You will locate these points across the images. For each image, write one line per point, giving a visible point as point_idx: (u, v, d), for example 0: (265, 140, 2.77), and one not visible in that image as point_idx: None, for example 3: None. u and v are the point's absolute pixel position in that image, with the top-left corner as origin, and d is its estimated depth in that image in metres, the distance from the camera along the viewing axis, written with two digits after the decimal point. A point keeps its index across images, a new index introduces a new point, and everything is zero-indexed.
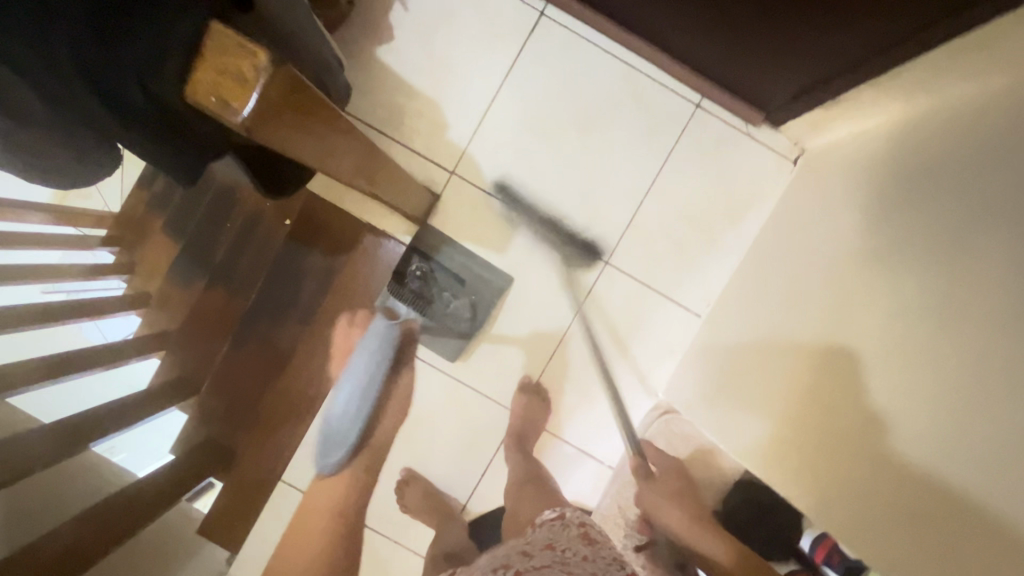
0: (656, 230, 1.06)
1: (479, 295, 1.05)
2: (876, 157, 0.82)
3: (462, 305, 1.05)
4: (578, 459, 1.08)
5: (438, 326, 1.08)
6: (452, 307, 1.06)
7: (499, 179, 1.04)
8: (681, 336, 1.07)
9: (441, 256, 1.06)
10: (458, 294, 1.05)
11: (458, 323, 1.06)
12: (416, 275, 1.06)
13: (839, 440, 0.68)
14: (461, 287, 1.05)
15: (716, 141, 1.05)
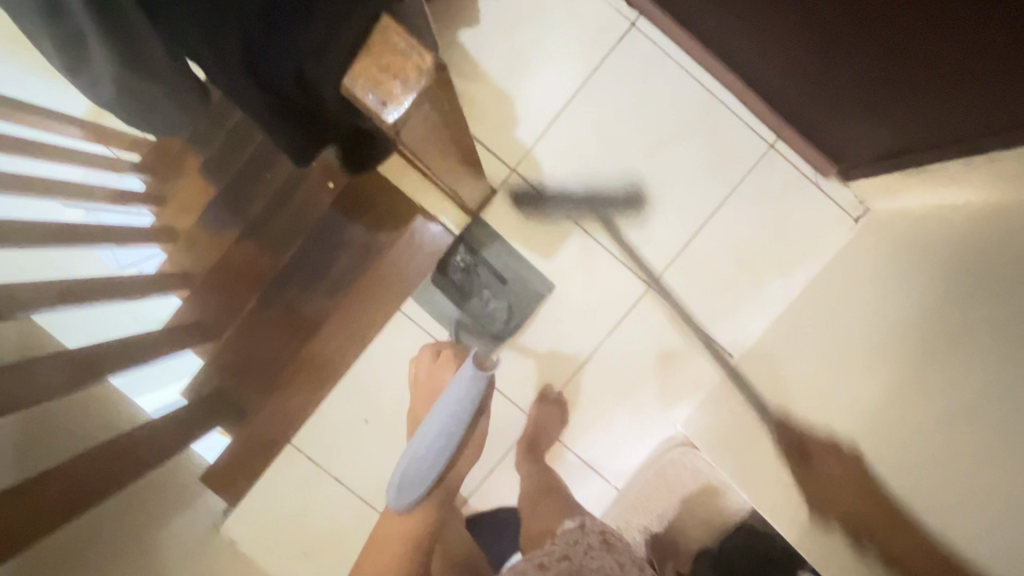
0: (706, 263, 1.04)
1: (518, 300, 1.05)
2: (944, 235, 0.80)
3: (500, 307, 1.06)
4: (585, 474, 1.08)
5: (472, 324, 1.07)
6: (489, 307, 1.06)
7: (559, 183, 1.03)
8: (710, 373, 1.06)
9: (487, 253, 1.06)
10: (498, 294, 1.05)
11: (492, 324, 1.06)
12: (461, 267, 1.06)
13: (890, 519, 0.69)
14: (501, 289, 1.05)
15: (781, 184, 1.03)
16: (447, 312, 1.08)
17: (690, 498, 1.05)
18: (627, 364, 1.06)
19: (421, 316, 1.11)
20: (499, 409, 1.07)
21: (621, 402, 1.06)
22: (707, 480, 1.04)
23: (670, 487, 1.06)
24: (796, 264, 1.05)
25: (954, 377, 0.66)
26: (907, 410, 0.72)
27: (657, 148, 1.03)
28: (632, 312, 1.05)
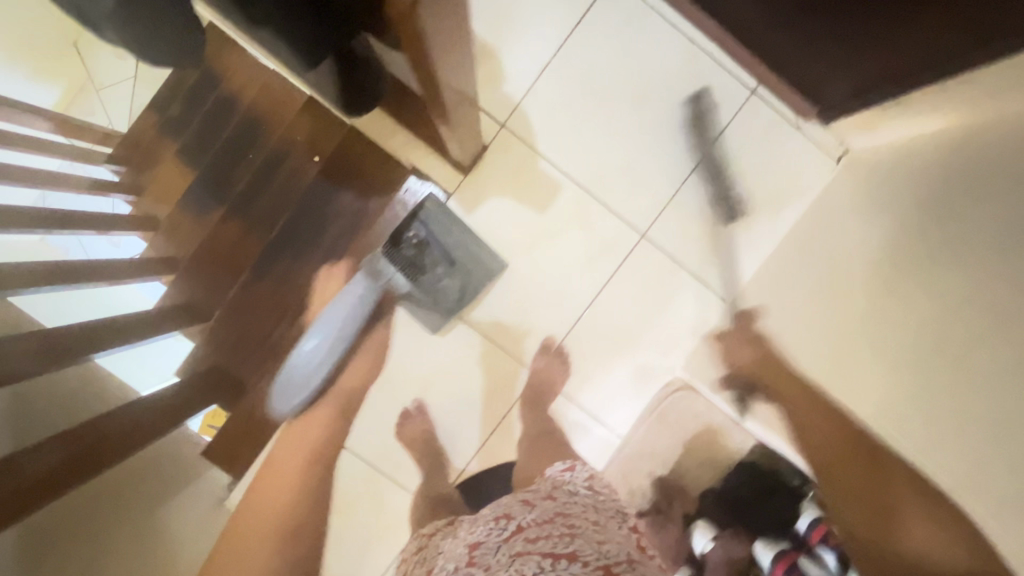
0: (696, 209, 1.06)
1: (468, 281, 1.04)
2: (926, 163, 0.84)
3: (447, 286, 1.04)
4: (588, 426, 1.09)
5: (421, 300, 1.05)
6: (438, 285, 1.04)
7: (549, 137, 1.03)
8: (706, 318, 1.08)
9: (437, 230, 1.03)
10: (451, 273, 1.03)
11: (437, 302, 1.04)
12: (412, 243, 1.01)
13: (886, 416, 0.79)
14: (453, 269, 1.03)
15: (765, 129, 1.05)
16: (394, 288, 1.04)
17: (691, 440, 1.08)
18: (623, 315, 1.07)
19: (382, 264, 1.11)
20: (501, 365, 1.09)
21: (620, 351, 1.08)
22: (706, 422, 1.07)
23: (672, 431, 1.08)
24: (785, 207, 1.07)
25: (928, 287, 0.74)
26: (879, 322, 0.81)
27: (645, 98, 1.04)
28: (626, 263, 1.07)
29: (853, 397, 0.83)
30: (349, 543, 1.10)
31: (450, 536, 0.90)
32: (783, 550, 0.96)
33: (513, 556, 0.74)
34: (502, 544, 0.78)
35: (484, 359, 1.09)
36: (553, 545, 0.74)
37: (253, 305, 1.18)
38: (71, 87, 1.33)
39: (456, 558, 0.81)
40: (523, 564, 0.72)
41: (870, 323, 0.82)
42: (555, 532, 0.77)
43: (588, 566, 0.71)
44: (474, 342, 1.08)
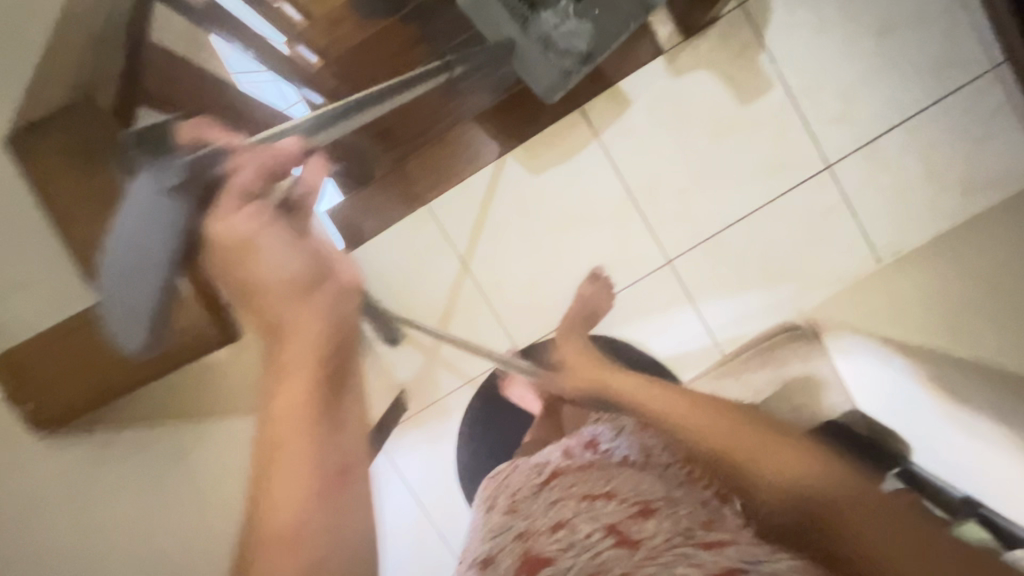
0: (889, 162, 1.03)
1: (602, 5, 0.90)
2: None
3: (573, 26, 0.90)
4: (695, 327, 1.08)
5: (528, 47, 0.92)
6: (561, 27, 0.90)
7: (781, 34, 1.00)
8: (851, 270, 1.06)
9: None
10: (570, 15, 0.90)
11: (558, 63, 0.92)
12: None
13: None
14: (582, 7, 0.89)
15: (997, 109, 1.00)
16: (506, 28, 0.91)
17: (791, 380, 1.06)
18: (776, 233, 1.05)
19: (532, 71, 0.95)
20: (637, 239, 1.07)
21: (757, 269, 1.07)
22: (814, 370, 1.05)
23: (775, 367, 1.06)
24: (981, 191, 1.02)
25: None
26: None
27: (891, 33, 0.99)
28: (798, 188, 1.04)
29: None
30: (429, 348, 1.11)
31: (498, 485, 0.76)
32: None
33: (552, 501, 0.58)
34: (541, 491, 0.63)
35: (623, 229, 1.07)
36: (590, 491, 0.57)
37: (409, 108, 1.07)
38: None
39: (500, 510, 0.66)
40: (563, 509, 0.55)
41: None
42: (598, 478, 0.61)
43: (626, 505, 0.53)
44: (624, 207, 1.06)
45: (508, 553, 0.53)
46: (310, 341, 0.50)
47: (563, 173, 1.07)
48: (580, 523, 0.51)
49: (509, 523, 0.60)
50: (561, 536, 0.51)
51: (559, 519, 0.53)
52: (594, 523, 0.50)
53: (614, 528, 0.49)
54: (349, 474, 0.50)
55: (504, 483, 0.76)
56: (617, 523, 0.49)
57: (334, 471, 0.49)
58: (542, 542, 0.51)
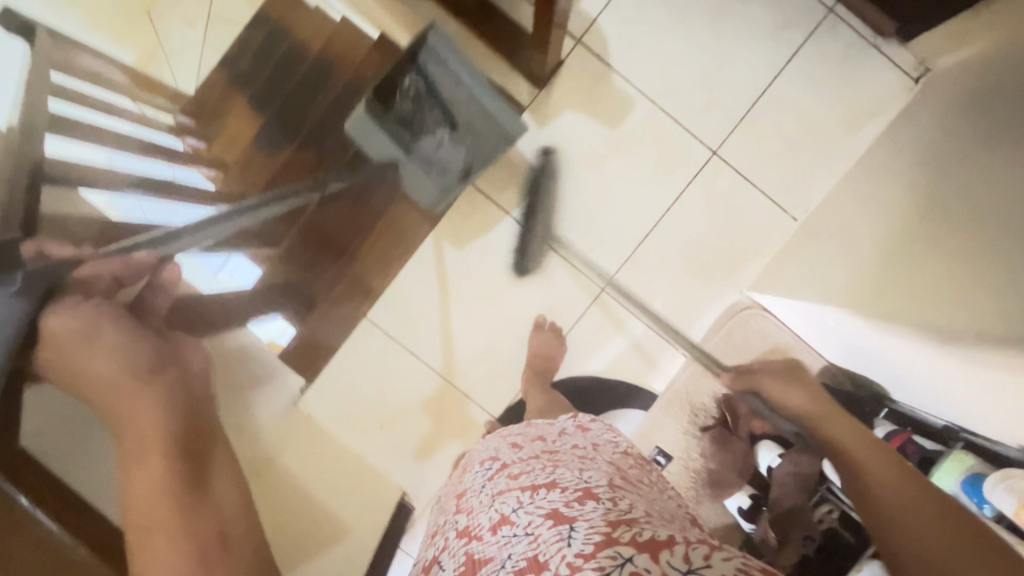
0: (770, 129, 1.07)
1: (475, 131, 0.99)
2: (1004, 67, 0.81)
3: (452, 153, 1.00)
4: (653, 341, 1.11)
5: (414, 167, 1.00)
6: (439, 151, 0.99)
7: (626, 54, 1.06)
8: (775, 239, 1.09)
9: (438, 84, 0.97)
10: (449, 139, 0.99)
11: (440, 180, 1.01)
12: (409, 92, 0.96)
13: (938, 293, 0.76)
14: (459, 136, 0.99)
15: (844, 49, 1.05)
16: (391, 152, 0.97)
17: (759, 358, 1.07)
18: (692, 228, 1.09)
19: (415, 184, 1.05)
20: (566, 278, 1.11)
21: (687, 266, 1.09)
22: (775, 341, 1.07)
23: (738, 351, 1.08)
24: (860, 126, 1.06)
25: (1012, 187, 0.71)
26: (954, 226, 0.77)
27: (721, 19, 1.05)
28: (695, 180, 1.08)
29: (897, 289, 0.83)
30: (416, 445, 1.14)
31: (462, 474, 0.75)
32: None
33: (495, 494, 0.60)
34: (487, 484, 0.64)
35: (551, 274, 1.11)
36: (534, 479, 0.60)
37: (323, 236, 1.13)
38: (143, 51, 1.37)
39: (445, 510, 0.68)
40: (504, 502, 0.58)
41: (943, 220, 0.80)
42: (541, 467, 0.63)
43: (567, 492, 0.56)
44: (545, 254, 1.11)
45: (452, 554, 0.56)
46: (143, 419, 0.63)
47: (479, 244, 1.12)
48: (521, 516, 0.54)
49: (454, 519, 0.62)
50: (504, 529, 0.54)
51: (500, 513, 0.56)
52: (534, 514, 0.54)
53: (555, 515, 0.52)
54: (227, 541, 0.58)
55: (464, 469, 0.75)
56: (557, 511, 0.53)
57: (214, 537, 0.58)
58: (484, 543, 0.54)
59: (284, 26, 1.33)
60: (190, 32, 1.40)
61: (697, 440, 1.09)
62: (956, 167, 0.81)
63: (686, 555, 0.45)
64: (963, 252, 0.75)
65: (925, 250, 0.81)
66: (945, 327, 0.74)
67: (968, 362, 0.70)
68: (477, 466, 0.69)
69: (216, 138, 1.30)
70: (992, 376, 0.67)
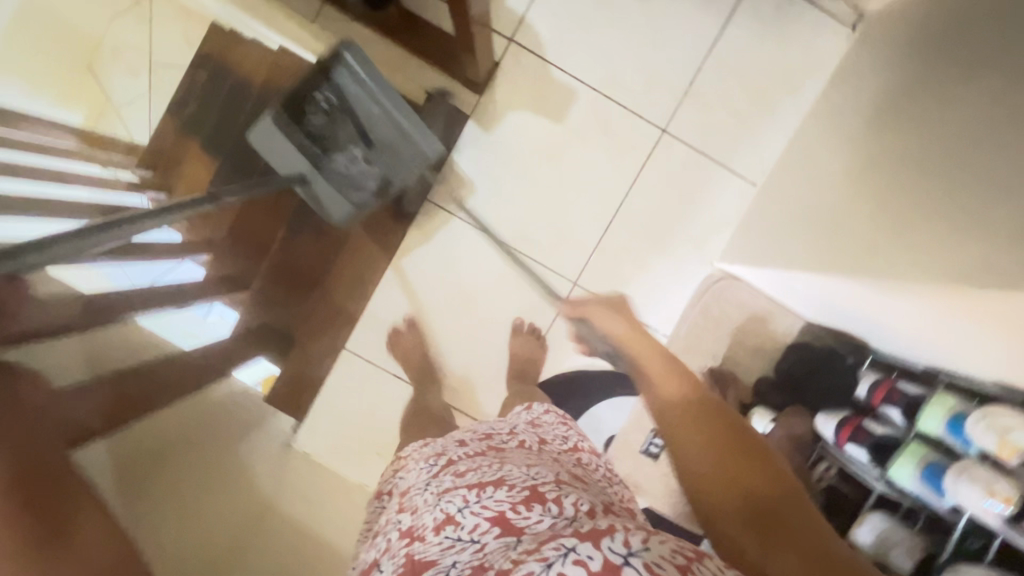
0: (715, 98, 1.06)
1: (389, 152, 0.97)
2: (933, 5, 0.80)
3: (367, 171, 0.98)
4: (632, 326, 1.11)
5: (329, 182, 0.99)
6: (352, 167, 0.98)
7: (560, 46, 1.05)
8: (736, 206, 1.08)
9: (349, 100, 0.93)
10: (363, 156, 0.97)
11: (353, 194, 1.00)
12: (321, 106, 0.93)
13: (887, 235, 0.73)
14: (372, 155, 0.97)
15: (776, 7, 1.04)
16: (298, 165, 0.97)
17: (739, 327, 1.08)
18: (654, 208, 1.08)
19: (326, 197, 1.01)
20: (537, 277, 1.11)
21: (655, 247, 1.09)
22: (752, 308, 1.07)
23: (718, 323, 1.08)
24: (803, 82, 1.05)
25: (942, 121, 0.70)
26: (895, 169, 0.76)
27: None
28: (649, 161, 1.07)
29: (846, 238, 0.80)
30: None
31: (402, 478, 0.77)
32: (844, 417, 0.93)
33: (440, 493, 0.63)
34: (432, 482, 0.67)
35: (521, 275, 1.11)
36: (480, 477, 0.62)
37: (289, 274, 1.12)
38: (92, 108, 1.25)
39: (398, 505, 0.70)
40: (450, 501, 0.60)
41: (885, 163, 0.78)
42: (488, 463, 0.65)
43: (515, 491, 0.57)
44: (511, 258, 1.10)
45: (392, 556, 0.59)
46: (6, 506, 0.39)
47: (444, 257, 1.11)
48: (466, 517, 0.56)
49: (396, 520, 0.65)
50: (446, 531, 0.56)
51: (444, 513, 0.58)
52: (480, 514, 0.56)
53: (500, 521, 0.54)
54: None
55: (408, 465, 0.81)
56: (502, 514, 0.54)
57: None
58: (426, 545, 0.57)
59: (223, 62, 1.29)
60: (134, 83, 1.31)
61: None
62: (894, 110, 0.81)
63: (625, 540, 0.43)
64: (905, 189, 0.73)
65: (869, 193, 0.79)
66: (892, 263, 0.71)
67: (920, 300, 0.68)
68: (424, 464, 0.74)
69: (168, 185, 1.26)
70: (948, 312, 0.64)
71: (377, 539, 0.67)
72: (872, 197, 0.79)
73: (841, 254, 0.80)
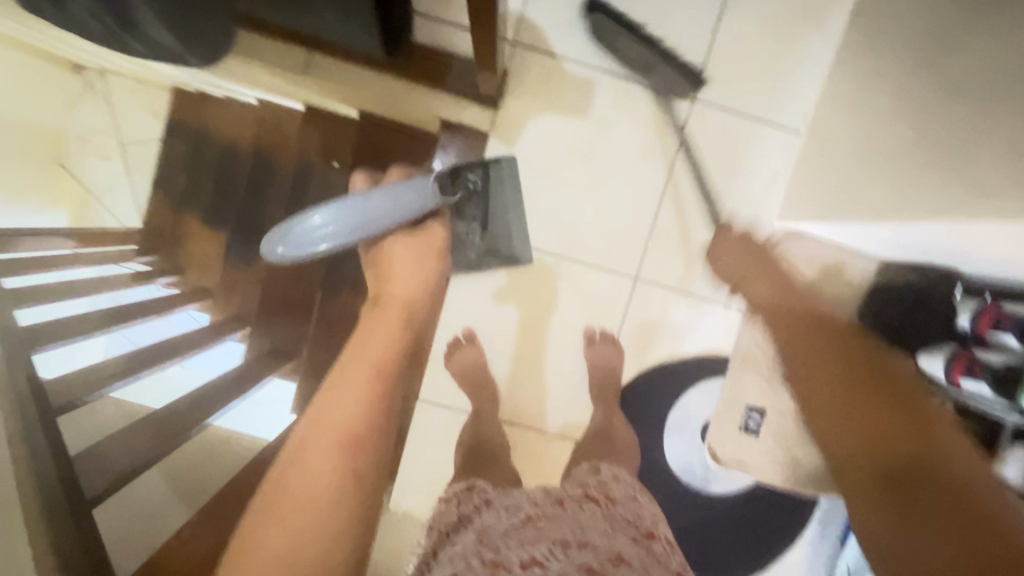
0: (738, 51, 1.00)
1: (503, 233, 1.03)
2: None
3: (475, 247, 1.02)
4: (705, 306, 1.07)
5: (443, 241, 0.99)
6: (464, 236, 1.01)
7: (566, 36, 0.98)
8: (785, 159, 1.03)
9: (493, 189, 1.01)
10: (478, 234, 1.02)
11: (462, 257, 1.02)
12: (469, 183, 0.96)
13: (943, 159, 0.66)
14: (488, 235, 1.02)
15: None
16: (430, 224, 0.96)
17: (815, 281, 1.03)
18: (700, 181, 1.03)
19: None
20: (594, 280, 1.06)
21: (710, 221, 1.04)
22: (823, 261, 1.03)
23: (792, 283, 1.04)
24: (828, 12, 0.98)
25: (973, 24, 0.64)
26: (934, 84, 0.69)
27: None
28: (685, 133, 1.01)
29: (900, 168, 0.73)
30: None
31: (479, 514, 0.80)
32: (952, 353, 0.87)
33: (522, 538, 0.67)
34: (516, 528, 0.71)
35: (577, 282, 1.06)
36: (567, 535, 0.68)
37: None
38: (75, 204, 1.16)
39: (467, 543, 0.71)
40: (535, 545, 0.65)
41: (924, 75, 0.71)
42: (570, 522, 0.72)
43: (600, 554, 0.66)
44: (563, 267, 1.05)
45: None
46: None
47: (493, 282, 1.06)
48: (553, 563, 0.62)
49: (475, 550, 0.67)
50: (534, 571, 0.62)
51: (531, 554, 0.64)
52: (566, 562, 0.63)
53: (588, 572, 0.62)
54: None
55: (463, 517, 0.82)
56: (589, 568, 0.62)
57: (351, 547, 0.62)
58: (511, 573, 0.62)
59: (201, 128, 1.22)
60: (108, 165, 1.22)
61: (784, 384, 1.04)
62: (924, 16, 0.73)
63: None
64: (950, 98, 0.66)
65: (913, 110, 0.72)
66: (956, 189, 0.65)
67: (1006, 232, 0.60)
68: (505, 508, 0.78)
69: (189, 271, 1.22)
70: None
71: (437, 566, 0.70)
72: (917, 114, 0.71)
73: (900, 185, 0.74)
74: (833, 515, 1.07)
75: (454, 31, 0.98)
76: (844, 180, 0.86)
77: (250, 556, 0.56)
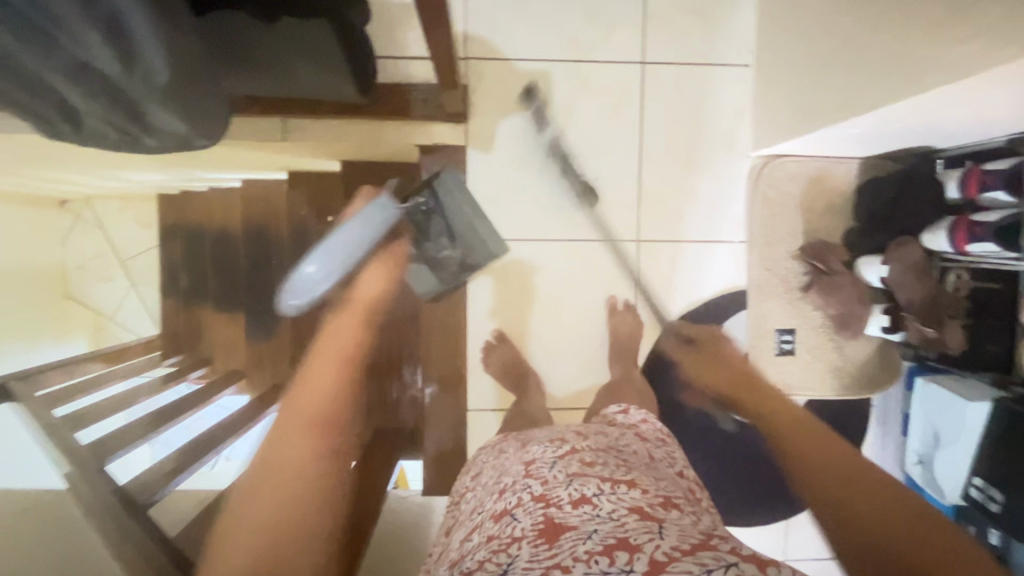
0: (672, 7, 1.06)
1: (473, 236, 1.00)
2: None
3: (452, 258, 1.01)
4: (709, 249, 1.11)
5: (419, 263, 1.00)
6: (438, 255, 1.00)
7: (512, 39, 1.04)
8: (742, 93, 1.08)
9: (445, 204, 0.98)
10: (451, 246, 1.00)
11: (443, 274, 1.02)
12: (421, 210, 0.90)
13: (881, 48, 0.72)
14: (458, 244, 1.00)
15: None
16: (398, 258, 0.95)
17: (804, 196, 1.07)
18: (669, 136, 1.08)
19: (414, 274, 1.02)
20: (599, 253, 1.10)
21: (688, 169, 1.09)
22: (806, 176, 1.07)
23: (783, 204, 1.08)
24: None
25: None
26: None
27: None
28: (644, 95, 1.07)
29: (848, 68, 0.78)
30: None
31: (502, 455, 0.74)
32: (952, 223, 0.90)
33: (570, 473, 0.58)
34: (559, 460, 0.62)
35: (583, 258, 1.10)
36: (609, 471, 0.59)
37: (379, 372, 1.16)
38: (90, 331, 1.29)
39: (510, 473, 0.64)
40: (582, 483, 0.56)
41: None
42: (613, 460, 0.63)
43: (648, 493, 0.56)
44: (567, 248, 1.10)
45: (526, 511, 0.54)
46: None
47: (505, 280, 1.10)
48: (604, 500, 0.53)
49: (520, 482, 0.59)
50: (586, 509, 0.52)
51: (581, 491, 0.55)
52: (618, 503, 0.53)
53: (641, 511, 0.52)
54: None
55: (489, 464, 0.75)
56: (641, 508, 0.52)
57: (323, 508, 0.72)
58: (563, 511, 0.53)
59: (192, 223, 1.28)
60: (112, 284, 1.32)
61: (804, 300, 1.09)
62: None
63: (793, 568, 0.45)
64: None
65: (845, 14, 0.78)
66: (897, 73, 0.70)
67: (959, 94, 0.65)
68: (545, 442, 0.67)
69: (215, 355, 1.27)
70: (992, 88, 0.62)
71: (480, 506, 0.63)
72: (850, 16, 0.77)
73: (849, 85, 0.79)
74: (888, 411, 1.12)
75: (408, 64, 1.04)
76: (802, 95, 0.91)
77: (253, 515, 0.64)
